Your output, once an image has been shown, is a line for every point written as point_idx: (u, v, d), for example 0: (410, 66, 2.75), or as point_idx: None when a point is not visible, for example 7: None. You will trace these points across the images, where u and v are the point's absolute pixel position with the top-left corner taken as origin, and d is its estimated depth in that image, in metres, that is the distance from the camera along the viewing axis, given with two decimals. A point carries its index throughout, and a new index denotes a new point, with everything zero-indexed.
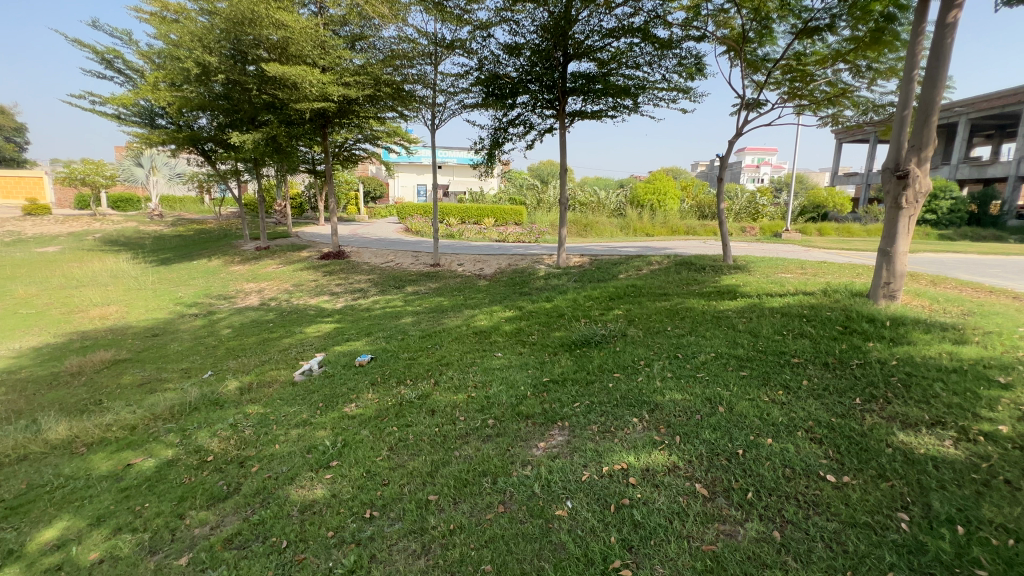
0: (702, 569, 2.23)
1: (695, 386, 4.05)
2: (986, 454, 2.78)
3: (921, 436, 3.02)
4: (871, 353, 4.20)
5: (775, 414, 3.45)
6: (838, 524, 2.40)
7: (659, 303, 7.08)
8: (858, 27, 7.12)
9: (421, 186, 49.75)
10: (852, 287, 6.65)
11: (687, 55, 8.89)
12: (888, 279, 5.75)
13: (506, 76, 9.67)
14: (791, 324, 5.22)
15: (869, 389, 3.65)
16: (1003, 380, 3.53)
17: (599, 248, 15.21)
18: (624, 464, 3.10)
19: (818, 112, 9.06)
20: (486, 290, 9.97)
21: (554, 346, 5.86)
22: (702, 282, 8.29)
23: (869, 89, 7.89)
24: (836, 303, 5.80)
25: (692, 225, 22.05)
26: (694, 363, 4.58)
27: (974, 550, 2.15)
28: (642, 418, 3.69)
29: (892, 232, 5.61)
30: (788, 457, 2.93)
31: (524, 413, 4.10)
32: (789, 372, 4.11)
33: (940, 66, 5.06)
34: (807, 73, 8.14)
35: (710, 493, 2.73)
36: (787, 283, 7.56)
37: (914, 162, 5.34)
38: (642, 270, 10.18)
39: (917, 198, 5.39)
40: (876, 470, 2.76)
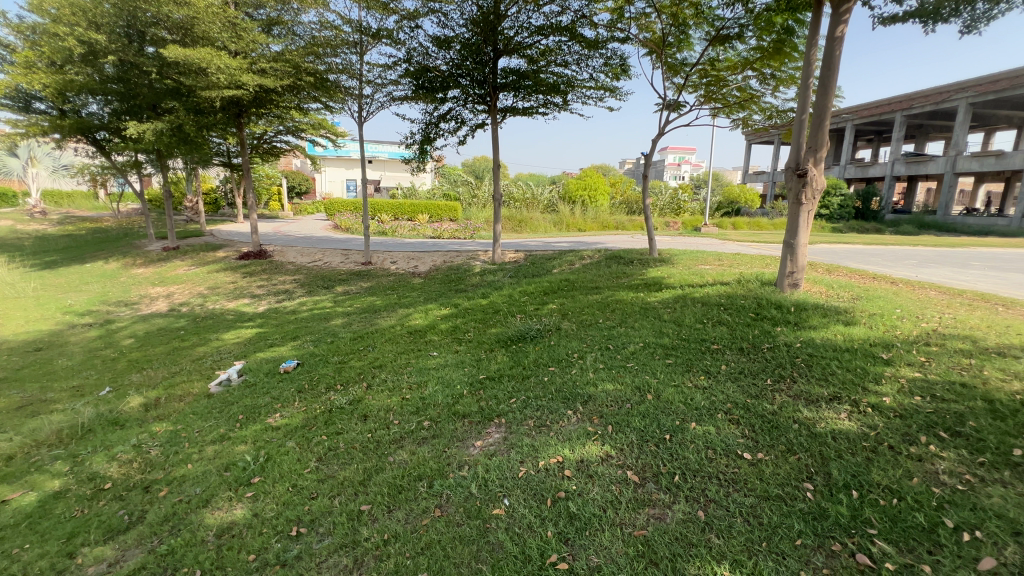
0: (634, 554, 2.31)
1: (625, 375, 4.21)
2: (874, 423, 3.12)
3: (822, 411, 3.34)
4: (779, 337, 4.60)
5: (697, 398, 3.66)
6: (755, 498, 2.57)
7: (591, 296, 7.30)
8: (763, 38, 7.74)
9: (351, 181, 47.67)
10: (762, 276, 7.24)
11: (613, 55, 9.19)
12: (791, 269, 6.32)
13: (436, 69, 9.45)
14: (711, 313, 5.58)
15: (778, 369, 3.99)
16: (885, 356, 4.00)
17: (534, 243, 15.37)
18: (559, 458, 3.13)
19: (730, 115, 9.74)
20: (420, 288, 9.72)
21: (490, 343, 5.84)
22: (630, 275, 8.65)
23: (773, 95, 8.61)
24: (748, 292, 6.29)
25: (621, 220, 23.05)
26: (624, 353, 4.76)
27: (866, 511, 2.40)
28: (577, 410, 3.76)
29: (795, 226, 6.15)
30: (709, 440, 3.12)
31: (460, 413, 4.04)
32: (709, 358, 4.40)
33: (831, 75, 5.58)
34: (720, 78, 8.71)
35: (641, 479, 2.83)
36: (706, 274, 8.08)
37: (811, 162, 5.87)
38: (575, 264, 10.44)
39: (815, 194, 5.95)
40: (784, 445, 2.99)
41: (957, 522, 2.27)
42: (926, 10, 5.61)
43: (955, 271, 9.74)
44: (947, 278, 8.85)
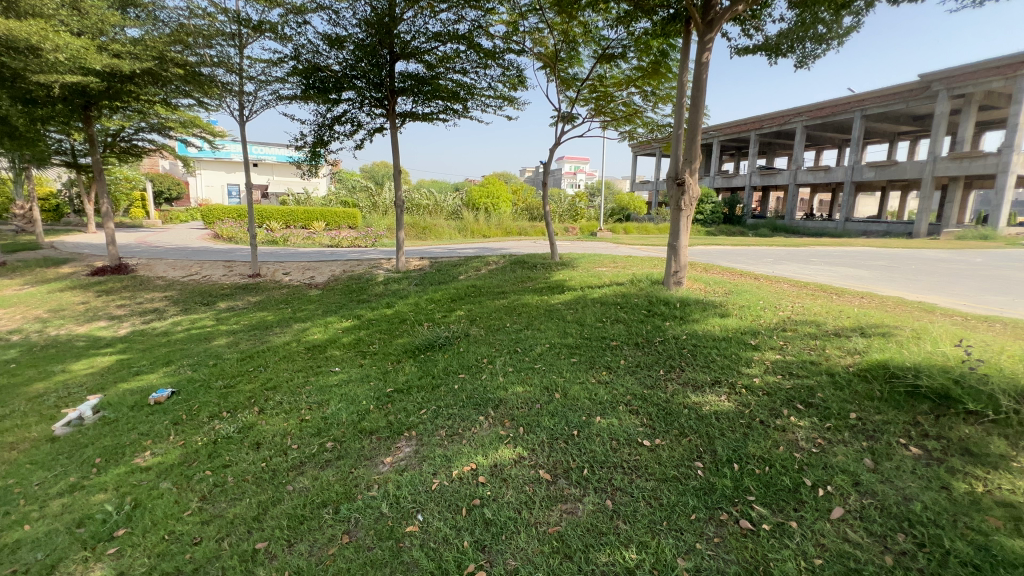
0: (549, 551, 2.35)
1: (534, 377, 4.31)
2: (748, 401, 3.55)
3: (707, 395, 3.72)
4: (668, 331, 5.05)
5: (601, 393, 3.88)
6: (655, 482, 2.77)
7: (498, 301, 7.39)
8: (642, 59, 8.49)
9: (233, 187, 43.32)
10: (651, 276, 7.89)
11: (510, 66, 9.45)
12: (675, 269, 6.97)
13: (328, 69, 8.94)
14: (609, 312, 5.96)
15: (669, 360, 4.37)
16: (753, 343, 4.58)
17: (439, 250, 15.22)
18: (473, 465, 3.10)
19: (618, 128, 10.52)
20: (318, 300, 9.11)
21: (397, 353, 5.64)
22: (535, 279, 8.92)
23: (654, 111, 9.45)
24: (640, 291, 6.81)
25: (523, 227, 23.81)
26: (533, 355, 4.88)
27: (747, 481, 2.70)
28: (488, 415, 3.77)
29: (677, 230, 6.80)
30: (613, 431, 3.31)
31: (366, 430, 3.83)
32: (609, 354, 4.68)
33: (700, 95, 6.28)
34: (607, 93, 9.38)
35: (553, 476, 2.92)
36: (603, 275, 8.63)
37: (688, 172, 6.51)
38: (480, 270, 10.54)
39: (691, 201, 6.63)
40: (678, 430, 3.27)
41: (814, 480, 2.66)
42: (771, 45, 6.59)
43: (800, 267, 11.49)
44: (796, 273, 10.39)
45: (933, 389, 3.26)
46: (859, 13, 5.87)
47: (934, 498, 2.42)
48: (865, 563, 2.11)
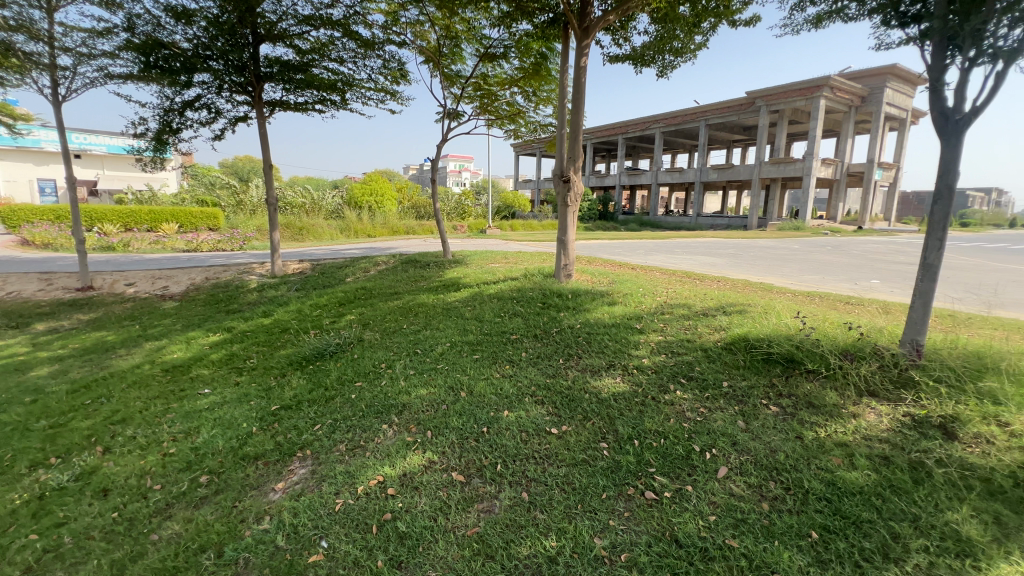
0: (470, 554, 2.29)
1: (437, 378, 4.19)
2: (640, 381, 3.84)
3: (604, 378, 3.95)
4: (563, 321, 5.27)
5: (506, 387, 3.90)
6: (566, 468, 2.85)
7: (391, 303, 7.06)
8: (523, 60, 8.72)
9: (46, 183, 35.52)
10: (543, 270, 8.18)
11: (391, 58, 9.06)
12: (565, 262, 7.30)
13: (174, 45, 7.67)
14: (506, 306, 6.04)
15: (567, 349, 4.56)
16: (639, 326, 4.98)
17: (320, 251, 14.11)
18: (380, 478, 2.91)
19: (503, 127, 10.70)
20: (176, 313, 7.85)
21: (280, 367, 5.08)
22: (428, 277, 8.70)
23: (536, 112, 9.78)
24: (534, 285, 7.01)
25: (410, 225, 23.18)
26: (434, 355, 4.74)
27: (647, 455, 2.90)
28: (392, 422, 3.56)
29: (564, 225, 7.12)
30: (522, 423, 3.35)
31: (250, 456, 3.38)
32: (511, 348, 4.74)
33: (580, 98, 6.63)
34: (491, 92, 9.48)
35: (466, 477, 2.85)
36: (497, 271, 8.73)
37: (572, 170, 6.84)
38: (369, 271, 9.99)
39: (576, 198, 7.00)
40: (582, 414, 3.42)
41: (701, 446, 2.96)
42: (637, 54, 7.21)
43: (667, 257, 12.86)
44: (665, 262, 11.59)
45: (782, 354, 3.85)
46: (706, 33, 6.70)
47: (792, 447, 2.85)
48: (749, 512, 2.40)
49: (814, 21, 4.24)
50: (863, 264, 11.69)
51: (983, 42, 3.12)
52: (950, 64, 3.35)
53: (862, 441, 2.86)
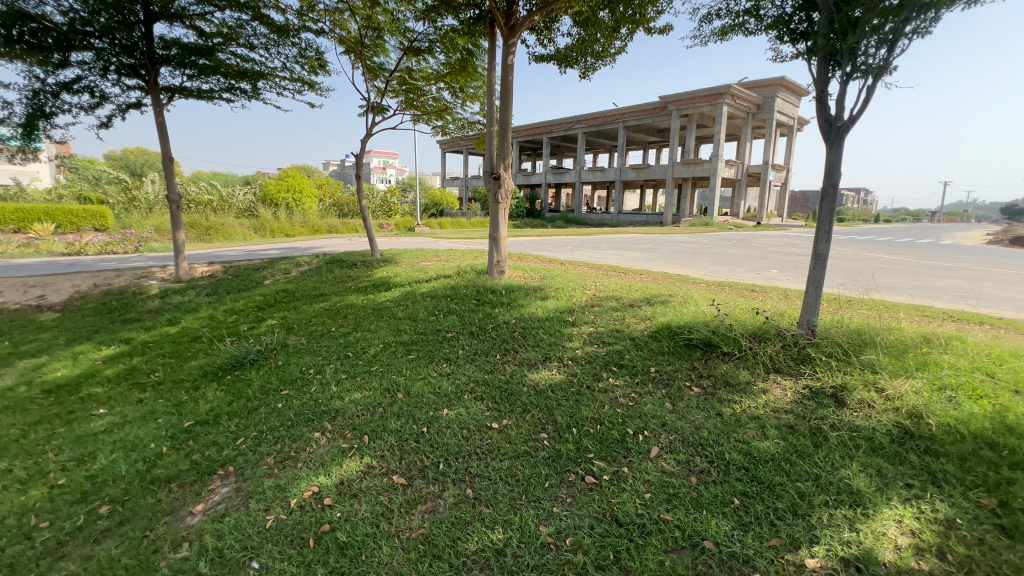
0: (416, 557, 2.24)
1: (371, 381, 4.04)
2: (575, 371, 3.98)
3: (541, 370, 4.04)
4: (499, 317, 5.31)
5: (444, 385, 3.86)
6: (508, 461, 2.89)
7: (317, 305, 6.69)
8: (449, 56, 8.62)
9: None
10: (475, 267, 8.18)
11: (308, 46, 8.54)
12: (498, 258, 7.35)
13: (44, 18, 6.52)
14: (440, 304, 5.97)
15: (504, 344, 4.61)
16: (571, 319, 5.14)
17: (232, 252, 13.02)
18: (315, 488, 2.76)
19: (429, 123, 10.51)
20: (57, 325, 6.87)
21: (193, 379, 4.63)
22: (356, 277, 8.35)
23: (463, 108, 9.70)
24: (467, 282, 6.99)
25: (333, 224, 22.09)
26: (367, 357, 4.57)
27: (586, 441, 3.02)
28: (325, 430, 3.39)
29: (496, 222, 7.15)
30: (463, 420, 3.33)
31: (162, 479, 3.05)
32: (447, 346, 4.69)
33: (508, 96, 6.69)
34: (416, 87, 9.27)
35: (408, 479, 2.79)
36: (429, 269, 8.59)
37: (502, 167, 6.89)
38: (290, 272, 9.39)
39: (507, 195, 7.06)
40: (521, 407, 3.48)
41: (634, 429, 3.13)
42: (561, 55, 7.40)
43: (593, 252, 13.38)
44: (592, 257, 12.05)
45: (702, 339, 4.16)
46: (625, 39, 7.03)
47: (713, 424, 3.10)
48: (679, 487, 2.58)
49: (719, 33, 4.61)
50: (764, 256, 12.94)
51: (858, 59, 3.58)
52: (831, 77, 3.79)
53: (771, 414, 3.19)
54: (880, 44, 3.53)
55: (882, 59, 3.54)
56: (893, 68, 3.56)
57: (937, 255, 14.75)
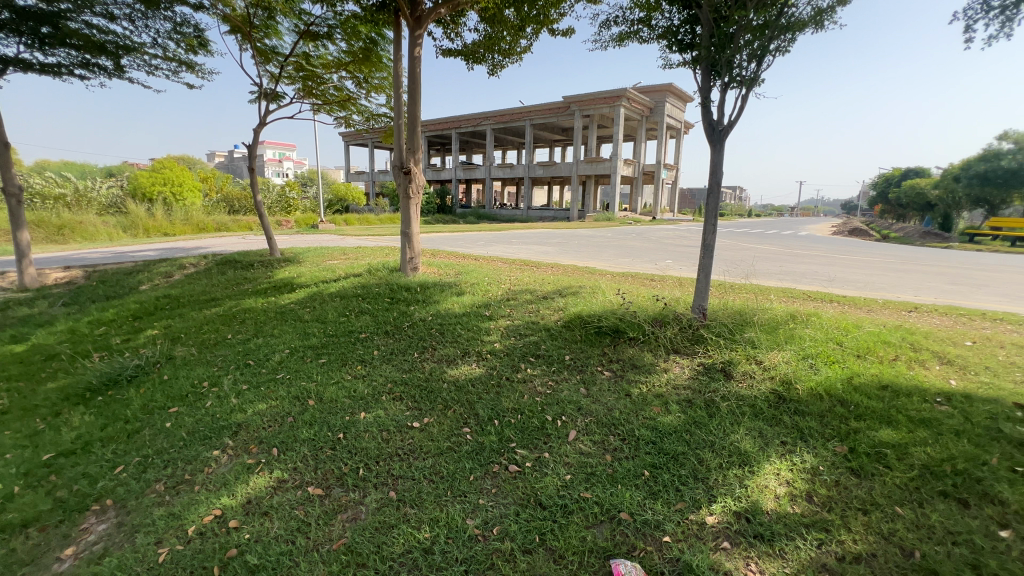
0: (338, 569, 2.14)
1: (278, 389, 3.75)
2: (494, 364, 4.03)
3: (460, 366, 4.04)
4: (415, 315, 5.20)
5: (360, 388, 3.71)
6: (432, 458, 2.86)
7: (208, 311, 6.03)
8: (351, 43, 8.18)
9: None
10: (387, 264, 7.91)
11: (184, 22, 7.59)
12: (411, 255, 7.18)
13: None
14: (351, 304, 5.69)
15: (421, 342, 4.53)
16: (488, 314, 5.19)
17: (94, 255, 11.24)
18: (217, 511, 2.51)
19: (331, 113, 9.92)
20: None
21: (52, 404, 3.95)
22: (254, 279, 7.67)
23: (368, 99, 9.26)
24: (380, 280, 6.74)
25: (222, 221, 20.00)
26: (271, 365, 4.23)
27: (507, 432, 3.08)
28: (225, 447, 3.09)
29: (407, 217, 6.97)
30: (382, 422, 3.23)
31: (17, 525, 2.58)
32: (361, 347, 4.50)
33: (416, 89, 6.53)
34: (315, 74, 8.68)
35: (325, 489, 2.65)
36: (337, 268, 8.14)
37: (413, 162, 6.73)
38: (172, 276, 8.35)
39: (418, 189, 6.92)
40: (442, 404, 3.45)
41: (553, 415, 3.26)
42: (469, 51, 7.38)
43: (506, 247, 13.59)
44: (505, 252, 12.23)
45: (610, 327, 4.44)
46: (530, 38, 7.20)
47: (623, 404, 3.33)
48: (596, 465, 2.74)
49: (617, 39, 4.90)
50: (660, 248, 14.06)
51: (734, 71, 4.02)
52: (713, 86, 4.22)
53: (672, 390, 3.50)
54: (751, 58, 3.98)
55: (753, 72, 4.01)
56: (762, 80, 4.05)
57: (798, 244, 17.09)
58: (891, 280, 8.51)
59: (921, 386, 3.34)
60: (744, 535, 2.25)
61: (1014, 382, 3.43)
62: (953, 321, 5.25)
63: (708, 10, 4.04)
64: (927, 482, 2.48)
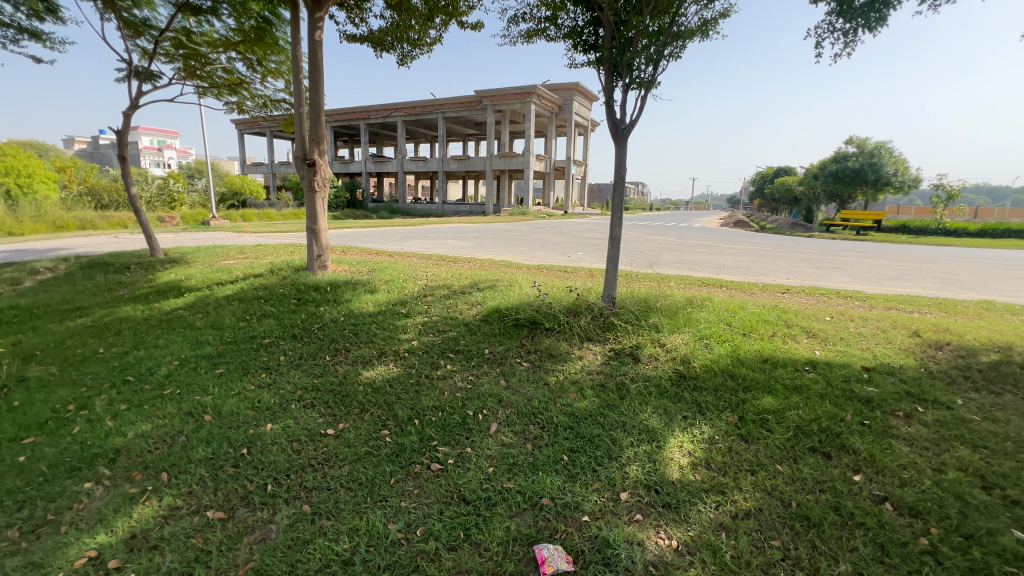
0: None
1: (165, 406, 3.34)
2: (413, 363, 3.94)
3: (376, 367, 3.90)
4: (325, 316, 4.91)
5: (265, 398, 3.43)
6: (349, 465, 2.73)
7: (71, 322, 5.18)
8: (241, 21, 7.44)
9: None
10: (292, 263, 7.37)
11: None
12: (318, 253, 6.75)
13: None
14: (252, 308, 5.23)
15: (333, 344, 4.29)
16: (405, 311, 5.06)
17: None
18: (92, 552, 2.18)
19: (220, 97, 8.97)
20: None
21: None
22: (130, 283, 6.73)
23: (263, 84, 8.49)
24: (283, 280, 6.26)
25: (86, 217, 17.30)
26: (156, 380, 3.75)
27: (428, 430, 3.03)
28: (101, 477, 2.69)
29: (313, 213, 6.54)
30: (291, 432, 3.02)
31: None
32: (265, 353, 4.16)
33: (318, 75, 6.13)
34: (198, 54, 7.78)
35: (228, 511, 2.42)
36: (233, 268, 7.42)
37: (317, 153, 6.31)
38: (21, 283, 7.06)
39: (324, 183, 6.51)
40: (359, 407, 3.31)
41: (474, 409, 3.27)
42: (375, 38, 7.06)
43: (421, 242, 13.30)
44: (420, 247, 11.96)
45: (528, 319, 4.54)
46: (439, 29, 7.06)
47: (541, 393, 3.43)
48: (518, 455, 2.80)
49: (525, 35, 4.97)
50: (572, 241, 14.62)
51: (634, 73, 4.28)
52: (615, 86, 4.46)
53: (586, 376, 3.68)
54: (648, 62, 4.27)
55: (650, 75, 4.30)
56: (658, 83, 4.35)
57: (692, 236, 18.72)
58: (768, 266, 9.63)
59: (793, 357, 3.83)
60: (654, 505, 2.44)
61: (861, 348, 4.07)
62: (816, 300, 6.08)
63: (609, 13, 4.24)
64: (800, 441, 2.86)
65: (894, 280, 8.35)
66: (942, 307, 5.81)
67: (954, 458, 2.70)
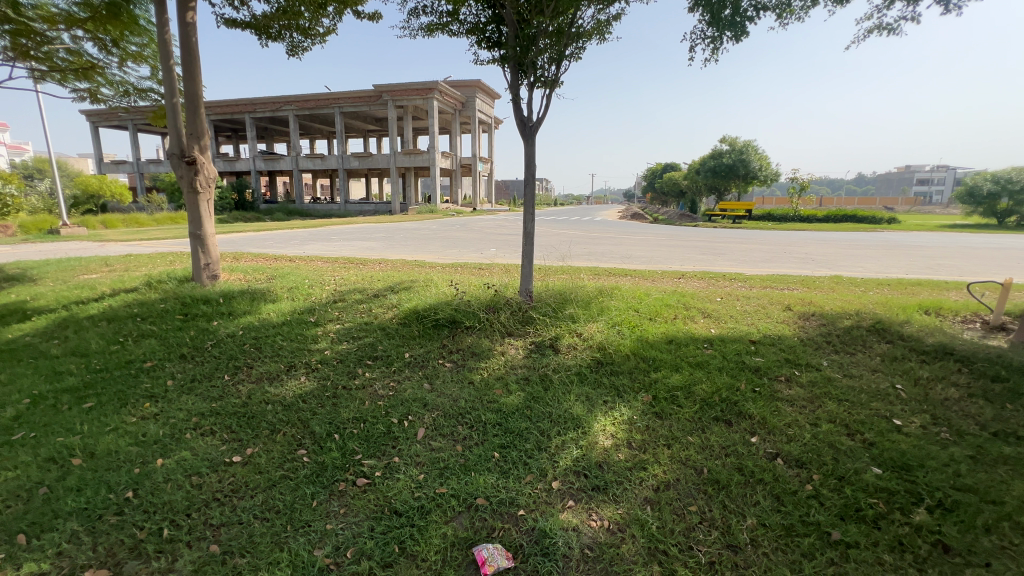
0: None
1: (17, 455, 2.77)
2: (327, 374, 3.68)
3: (285, 382, 3.58)
4: (219, 331, 4.40)
5: (152, 430, 3.00)
6: (262, 494, 2.47)
7: None
8: None
9: None
10: (173, 273, 6.52)
11: None
12: (206, 261, 6.04)
13: None
14: (125, 328, 4.54)
15: (232, 362, 3.86)
16: (313, 319, 4.70)
17: None
18: None
19: (64, 82, 7.58)
20: None
21: None
22: None
23: (120, 69, 7.31)
24: (165, 294, 5.51)
25: None
26: (0, 425, 3.08)
27: (351, 444, 2.86)
28: None
29: (197, 216, 5.83)
30: (188, 466, 2.67)
31: None
32: (147, 379, 3.63)
33: (194, 61, 5.45)
34: (31, 30, 6.42)
35: (113, 567, 2.08)
36: (97, 283, 6.39)
37: (197, 149, 5.63)
38: None
39: (207, 182, 5.82)
40: (268, 429, 3.01)
41: (399, 417, 3.14)
42: (259, 24, 6.45)
43: (324, 245, 12.51)
44: (323, 250, 11.23)
45: (447, 318, 4.46)
46: (333, 18, 6.63)
47: (467, 393, 3.39)
48: (448, 458, 2.74)
49: (427, 29, 4.85)
50: (482, 237, 14.65)
51: (538, 71, 4.37)
52: (520, 83, 4.51)
53: (510, 371, 3.71)
54: (551, 61, 4.38)
55: (553, 74, 4.42)
56: (560, 82, 4.49)
57: (594, 228, 19.74)
58: (665, 254, 10.46)
59: (693, 337, 4.19)
60: (585, 489, 2.53)
61: (748, 324, 4.57)
62: (708, 283, 6.72)
63: (511, 11, 4.26)
64: (706, 412, 3.15)
65: (766, 262, 9.48)
66: (805, 283, 6.74)
67: (825, 412, 3.14)
